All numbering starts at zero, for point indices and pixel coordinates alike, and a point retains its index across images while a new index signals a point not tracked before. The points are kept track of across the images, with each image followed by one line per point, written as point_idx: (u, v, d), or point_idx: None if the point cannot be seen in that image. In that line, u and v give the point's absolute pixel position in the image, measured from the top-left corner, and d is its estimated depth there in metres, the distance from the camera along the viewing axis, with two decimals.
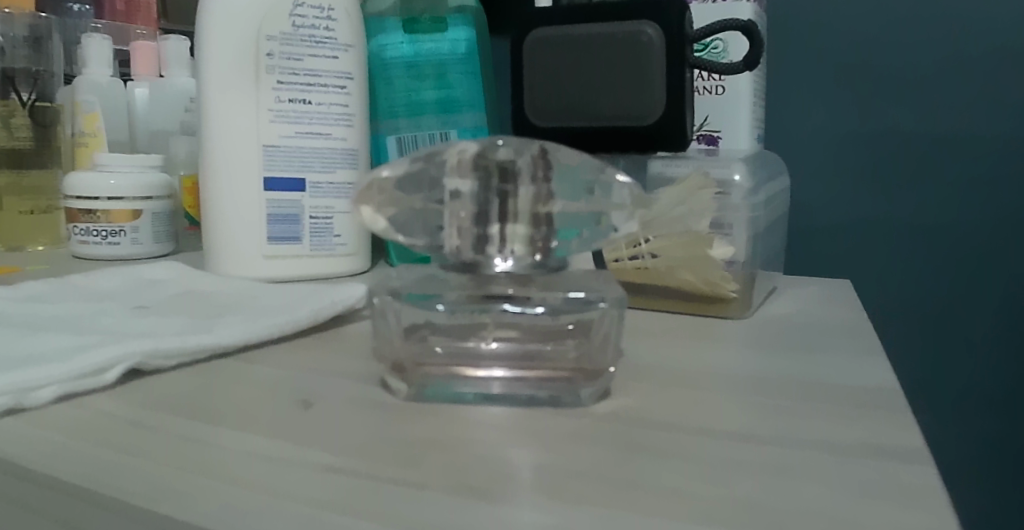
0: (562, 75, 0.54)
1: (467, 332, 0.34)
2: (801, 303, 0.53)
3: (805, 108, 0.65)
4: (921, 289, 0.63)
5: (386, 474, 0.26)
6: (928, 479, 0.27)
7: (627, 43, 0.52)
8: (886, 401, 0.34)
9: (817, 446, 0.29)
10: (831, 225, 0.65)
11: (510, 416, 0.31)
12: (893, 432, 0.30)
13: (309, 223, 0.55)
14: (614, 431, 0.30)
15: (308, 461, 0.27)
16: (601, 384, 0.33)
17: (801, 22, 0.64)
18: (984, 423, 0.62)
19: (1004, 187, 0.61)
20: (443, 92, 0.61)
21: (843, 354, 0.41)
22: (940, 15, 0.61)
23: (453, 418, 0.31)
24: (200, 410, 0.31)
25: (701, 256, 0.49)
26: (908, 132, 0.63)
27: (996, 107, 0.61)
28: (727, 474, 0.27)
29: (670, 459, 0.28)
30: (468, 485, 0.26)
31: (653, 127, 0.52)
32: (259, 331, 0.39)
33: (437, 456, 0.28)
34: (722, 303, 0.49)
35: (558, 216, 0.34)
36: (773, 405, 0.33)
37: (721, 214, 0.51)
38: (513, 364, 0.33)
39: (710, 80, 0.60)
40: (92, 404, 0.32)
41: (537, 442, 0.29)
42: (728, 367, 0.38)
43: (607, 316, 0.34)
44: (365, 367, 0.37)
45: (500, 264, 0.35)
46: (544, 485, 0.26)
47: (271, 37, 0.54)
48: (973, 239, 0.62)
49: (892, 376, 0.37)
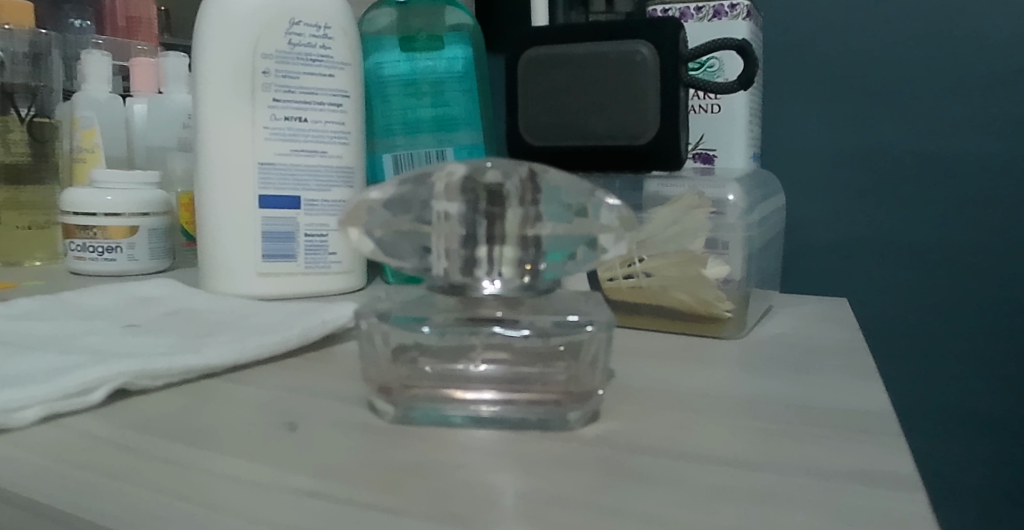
0: (557, 96, 0.54)
1: (456, 354, 0.34)
2: (795, 322, 0.53)
3: (800, 126, 0.65)
4: (916, 307, 0.63)
5: (368, 498, 0.26)
6: (916, 506, 0.27)
7: (621, 63, 0.52)
8: (876, 426, 0.33)
9: (806, 472, 0.29)
10: (826, 244, 0.65)
11: (497, 440, 0.31)
12: (883, 457, 0.30)
13: (304, 241, 0.55)
14: (601, 456, 0.30)
15: (289, 486, 0.27)
16: (590, 407, 0.33)
17: (798, 41, 0.64)
18: (979, 445, 0.62)
19: (999, 208, 0.61)
20: (440, 110, 0.61)
21: (833, 376, 0.40)
22: (936, 35, 0.61)
23: (439, 442, 0.31)
24: (184, 431, 0.31)
25: (696, 275, 0.48)
26: (904, 151, 0.63)
27: (992, 128, 0.60)
28: (712, 500, 0.27)
29: (656, 485, 0.28)
30: (449, 512, 0.26)
31: (647, 146, 0.52)
32: (248, 351, 0.39)
33: (420, 481, 0.28)
34: (716, 322, 0.48)
35: (546, 239, 0.34)
36: (761, 428, 0.33)
37: (715, 233, 0.51)
38: (502, 387, 0.33)
39: (706, 99, 0.60)
40: (75, 424, 0.32)
41: (523, 468, 0.29)
42: (718, 389, 0.38)
43: (596, 338, 0.34)
44: (353, 388, 0.36)
45: (489, 286, 0.35)
46: (526, 512, 0.26)
47: (267, 55, 0.54)
48: (968, 258, 0.62)
49: (881, 399, 0.37)
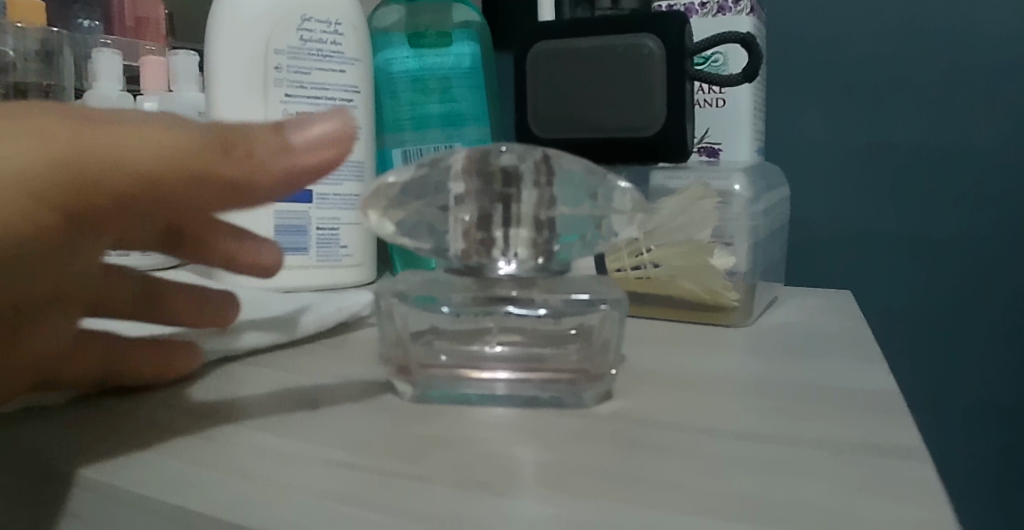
0: (564, 90, 0.55)
1: (471, 336, 0.36)
2: (803, 311, 0.54)
3: (804, 121, 0.66)
4: (922, 300, 0.64)
5: (394, 468, 0.27)
6: (924, 475, 0.27)
7: (627, 57, 0.52)
8: (885, 404, 0.34)
9: (816, 444, 0.30)
10: (830, 237, 0.66)
11: (514, 417, 0.32)
12: (893, 432, 0.31)
13: (316, 235, 0.56)
14: (616, 430, 0.31)
15: (316, 457, 0.28)
16: (603, 386, 0.33)
17: (801, 36, 0.65)
18: (987, 433, 0.63)
19: (1005, 201, 0.62)
20: (447, 106, 0.62)
21: (842, 359, 0.41)
22: (938, 30, 0.62)
23: (459, 417, 0.32)
24: (210, 411, 0.32)
25: (701, 265, 0.49)
26: (907, 146, 0.63)
27: (995, 122, 0.61)
28: (727, 468, 0.28)
29: (671, 455, 0.29)
30: (473, 480, 0.26)
31: (652, 139, 0.53)
32: (268, 336, 0.40)
33: (442, 452, 0.28)
34: (723, 311, 0.49)
35: (560, 220, 0.35)
36: (774, 406, 0.34)
37: (722, 224, 0.52)
38: (515, 367, 0.34)
39: (710, 93, 0.61)
40: (106, 406, 0.33)
41: (542, 441, 0.29)
42: (729, 371, 0.39)
43: (608, 317, 0.35)
44: (372, 370, 0.37)
45: (504, 267, 0.36)
46: (547, 479, 0.27)
47: (279, 51, 0.54)
48: (973, 251, 0.62)
49: (890, 380, 0.38)
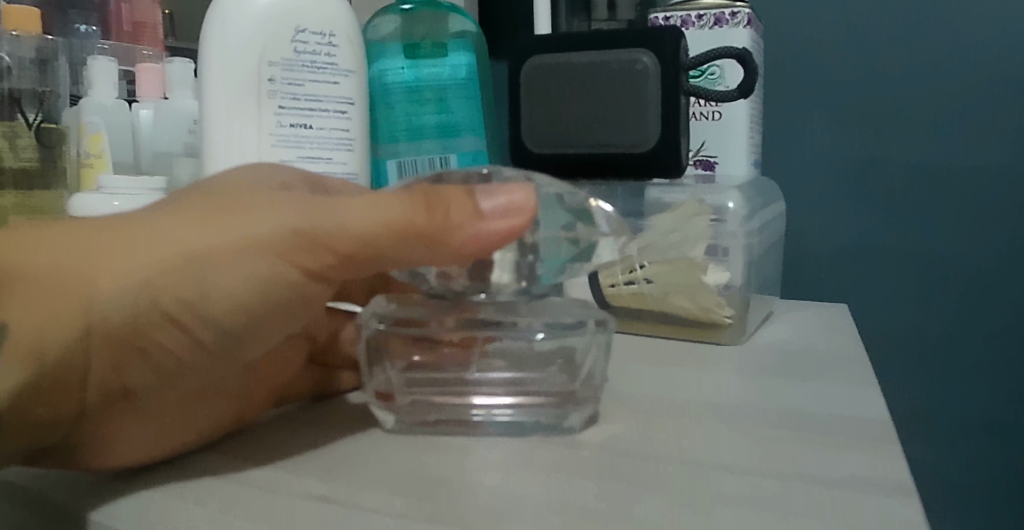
0: (558, 104, 0.54)
1: (459, 359, 0.35)
2: (797, 328, 0.54)
3: (801, 134, 0.65)
4: (918, 316, 0.63)
5: (376, 503, 0.27)
6: (911, 513, 0.27)
7: (621, 71, 0.52)
8: (876, 433, 0.34)
9: (804, 478, 0.30)
10: (826, 251, 0.66)
11: (500, 445, 0.32)
12: (881, 464, 0.31)
13: None
14: (602, 460, 0.31)
15: (301, 491, 0.28)
16: (589, 411, 0.33)
17: (799, 47, 0.65)
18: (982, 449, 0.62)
19: (1002, 218, 0.61)
20: (443, 116, 0.61)
21: (834, 382, 0.41)
22: (934, 46, 0.62)
23: (447, 445, 0.32)
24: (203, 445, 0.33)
25: (696, 282, 0.49)
26: (904, 162, 0.63)
27: (991, 139, 0.61)
28: (713, 503, 0.27)
29: (656, 488, 0.28)
30: (453, 517, 0.26)
31: (646, 154, 0.53)
32: None
33: (425, 484, 0.28)
34: (717, 329, 0.49)
35: (542, 243, 0.35)
36: (762, 434, 0.34)
37: (715, 240, 0.51)
38: (505, 390, 0.34)
39: (706, 106, 0.60)
40: None
41: (527, 472, 0.29)
42: (721, 394, 0.39)
43: (593, 341, 0.35)
44: None
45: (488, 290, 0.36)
46: (529, 515, 0.26)
47: (272, 63, 0.54)
48: (970, 268, 0.62)
49: (882, 405, 0.37)
